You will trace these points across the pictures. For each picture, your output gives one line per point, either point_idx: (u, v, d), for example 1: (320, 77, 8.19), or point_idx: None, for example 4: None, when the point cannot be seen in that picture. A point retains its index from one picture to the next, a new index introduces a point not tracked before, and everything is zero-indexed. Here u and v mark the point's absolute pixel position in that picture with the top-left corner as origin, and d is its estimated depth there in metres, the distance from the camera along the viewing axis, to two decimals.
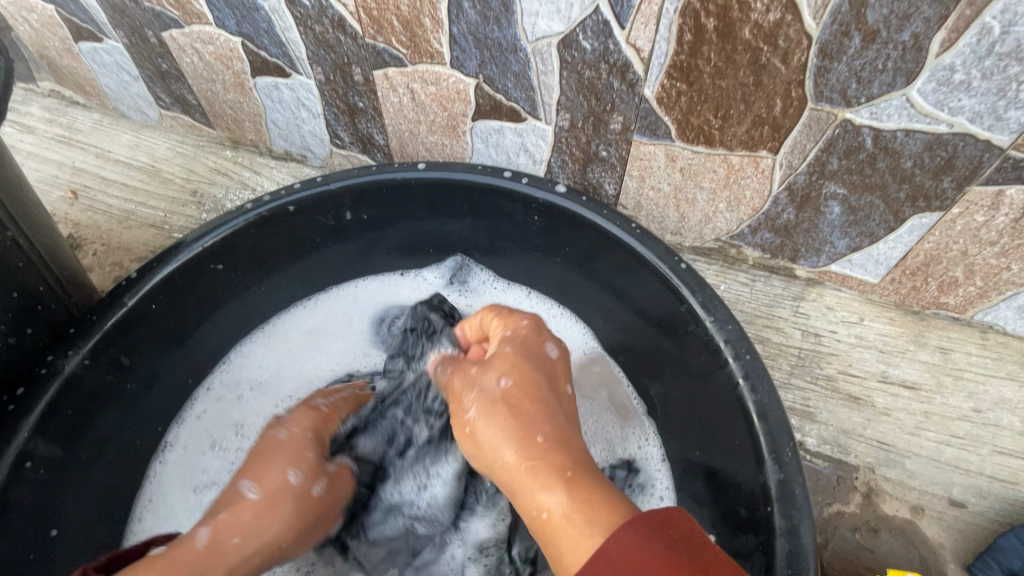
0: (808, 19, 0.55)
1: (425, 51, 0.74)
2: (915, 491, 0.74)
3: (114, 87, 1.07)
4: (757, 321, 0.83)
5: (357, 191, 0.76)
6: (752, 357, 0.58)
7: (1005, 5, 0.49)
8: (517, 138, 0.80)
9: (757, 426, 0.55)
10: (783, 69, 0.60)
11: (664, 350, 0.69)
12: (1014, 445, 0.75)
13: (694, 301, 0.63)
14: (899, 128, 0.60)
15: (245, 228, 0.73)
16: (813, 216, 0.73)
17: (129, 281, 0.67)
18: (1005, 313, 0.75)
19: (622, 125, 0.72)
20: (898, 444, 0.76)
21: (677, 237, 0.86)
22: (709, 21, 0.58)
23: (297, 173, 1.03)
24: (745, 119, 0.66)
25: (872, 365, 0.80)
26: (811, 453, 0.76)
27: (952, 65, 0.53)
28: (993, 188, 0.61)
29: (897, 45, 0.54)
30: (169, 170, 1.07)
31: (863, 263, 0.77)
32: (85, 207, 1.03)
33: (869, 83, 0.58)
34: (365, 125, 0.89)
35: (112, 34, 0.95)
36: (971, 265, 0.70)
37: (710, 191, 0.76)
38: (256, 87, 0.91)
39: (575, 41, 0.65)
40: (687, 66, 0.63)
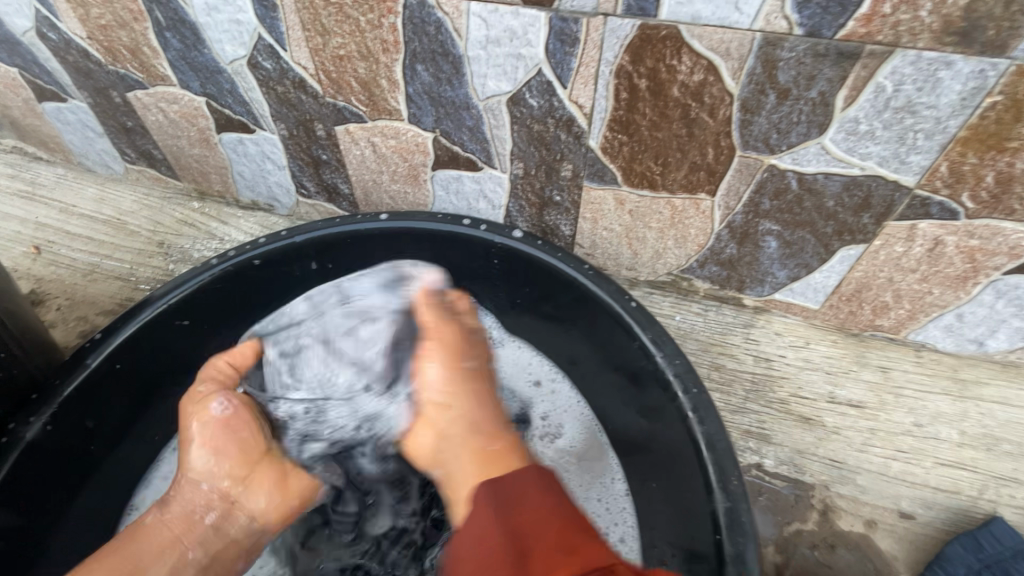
0: (728, 79, 0.61)
1: (383, 108, 0.78)
2: (867, 506, 0.78)
3: (79, 144, 1.08)
4: (711, 349, 0.87)
5: (322, 243, 0.79)
6: (699, 390, 0.61)
7: (893, 68, 0.55)
8: (475, 185, 0.84)
9: (705, 457, 0.58)
10: (711, 121, 0.65)
11: (622, 386, 0.73)
12: (954, 456, 0.79)
13: (645, 337, 0.66)
14: (819, 171, 0.66)
15: (210, 283, 0.75)
16: (753, 251, 0.79)
17: (93, 342, 0.67)
18: (934, 332, 0.81)
19: (572, 172, 0.77)
20: (849, 461, 0.80)
21: (632, 272, 0.90)
22: (641, 81, 0.64)
23: (265, 222, 1.05)
24: (683, 165, 0.71)
25: (819, 386, 0.85)
26: (769, 474, 0.80)
27: (857, 117, 0.60)
28: (906, 223, 0.68)
29: (807, 101, 0.60)
30: (135, 223, 1.08)
31: (803, 291, 0.83)
32: (48, 262, 1.03)
33: (788, 133, 0.63)
34: (329, 175, 0.92)
35: (76, 95, 0.97)
36: (897, 290, 0.76)
37: (658, 230, 0.81)
38: (221, 142, 0.94)
39: (523, 99, 0.70)
40: (626, 120, 0.68)
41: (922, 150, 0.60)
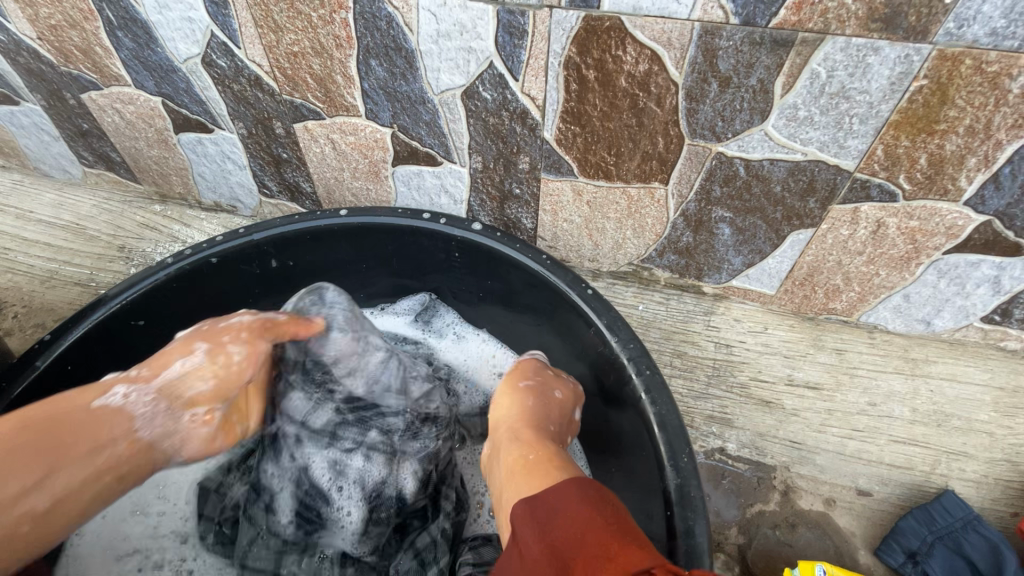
0: (671, 68, 0.62)
1: (340, 105, 0.78)
2: (826, 484, 0.80)
3: (34, 148, 1.06)
4: (673, 337, 0.89)
5: (281, 240, 0.78)
6: (652, 371, 0.63)
7: (825, 54, 0.57)
8: (436, 180, 0.85)
9: (658, 436, 0.59)
10: (659, 110, 0.67)
11: (583, 372, 0.74)
12: (907, 433, 0.82)
13: (600, 323, 0.68)
14: (764, 158, 0.68)
15: (167, 282, 0.74)
16: (709, 238, 0.81)
17: (43, 344, 0.66)
18: (884, 314, 0.83)
19: (529, 165, 0.78)
20: (808, 441, 0.82)
21: (595, 263, 0.92)
22: (589, 72, 0.65)
23: (228, 224, 1.04)
24: (636, 155, 0.72)
25: (778, 370, 0.87)
26: (732, 457, 0.81)
27: (796, 103, 0.62)
28: (849, 207, 0.70)
29: (748, 89, 0.62)
30: (95, 228, 1.06)
31: (758, 277, 0.85)
32: (4, 269, 1.01)
33: (732, 120, 0.65)
34: (291, 174, 0.92)
35: (29, 98, 0.95)
36: (847, 273, 0.79)
37: (617, 220, 0.82)
38: (180, 143, 0.93)
39: (476, 92, 0.71)
40: (577, 111, 0.69)
41: (859, 135, 0.62)
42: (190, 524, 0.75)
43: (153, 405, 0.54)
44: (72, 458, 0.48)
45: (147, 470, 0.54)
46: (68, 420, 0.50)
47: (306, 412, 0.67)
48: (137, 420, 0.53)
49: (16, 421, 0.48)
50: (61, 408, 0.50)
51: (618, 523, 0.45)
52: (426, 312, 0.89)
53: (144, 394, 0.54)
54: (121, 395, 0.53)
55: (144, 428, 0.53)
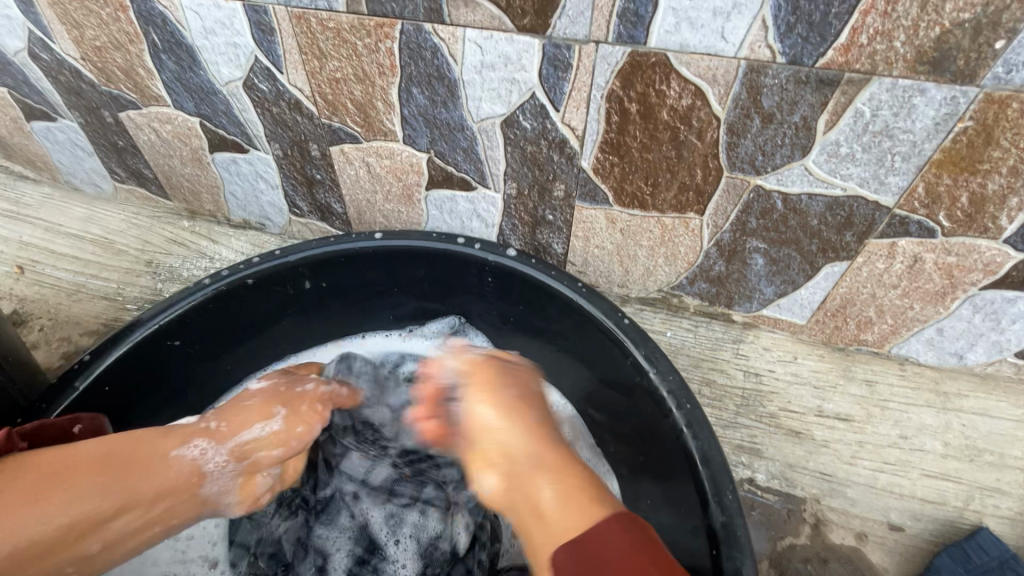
0: (714, 104, 0.63)
1: (379, 129, 0.79)
2: (857, 518, 0.79)
3: (67, 163, 1.07)
4: (702, 364, 0.89)
5: (316, 262, 0.79)
6: (692, 405, 0.62)
7: (870, 94, 0.58)
8: (469, 205, 0.86)
9: (701, 472, 0.59)
10: (699, 143, 0.67)
11: (616, 401, 0.74)
12: (940, 467, 0.81)
13: (638, 354, 0.67)
14: (802, 192, 0.68)
15: (203, 303, 0.75)
16: (742, 268, 0.81)
17: (82, 364, 0.67)
18: (916, 346, 0.83)
19: (564, 193, 0.79)
20: (839, 474, 0.82)
21: (624, 289, 0.92)
22: (631, 105, 0.66)
23: (256, 241, 1.05)
24: (672, 186, 0.73)
25: (808, 400, 0.86)
26: (762, 488, 0.81)
27: (838, 140, 0.62)
28: (886, 241, 0.70)
29: (790, 125, 0.62)
30: (123, 242, 1.07)
31: (790, 306, 0.85)
32: (31, 282, 1.02)
33: (772, 155, 0.66)
34: (323, 195, 0.93)
35: (66, 115, 0.96)
36: (880, 305, 0.79)
37: (649, 248, 0.83)
38: (214, 162, 0.94)
39: (516, 121, 0.72)
40: (617, 142, 0.70)
41: (900, 172, 0.63)
42: (219, 550, 0.76)
43: (220, 465, 0.60)
44: (138, 501, 0.55)
45: (195, 514, 0.61)
46: (143, 458, 0.56)
47: (365, 471, 0.75)
48: (207, 480, 0.59)
49: (92, 455, 0.54)
50: (141, 447, 0.57)
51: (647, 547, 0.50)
52: (457, 334, 0.89)
53: (218, 452, 0.60)
54: (195, 453, 0.59)
55: (207, 480, 0.59)
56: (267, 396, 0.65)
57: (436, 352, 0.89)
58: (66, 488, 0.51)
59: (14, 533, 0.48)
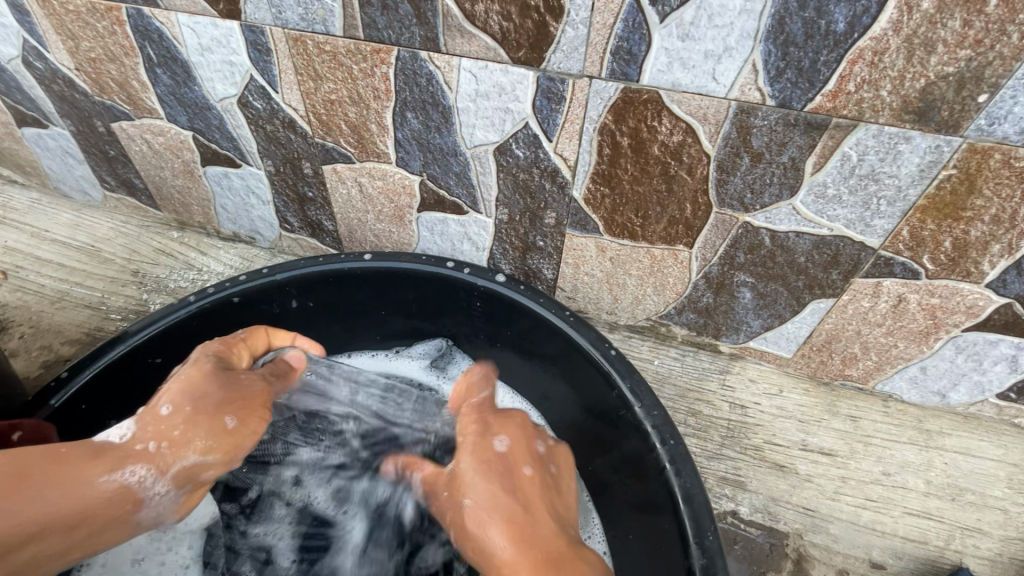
0: (705, 141, 0.64)
1: (372, 151, 0.79)
2: (839, 555, 0.78)
3: (56, 169, 1.06)
4: (688, 394, 0.88)
5: (304, 281, 0.78)
6: (676, 441, 0.62)
7: (857, 139, 0.59)
8: (460, 228, 0.86)
9: (683, 510, 0.59)
10: (689, 179, 0.68)
11: (599, 432, 0.74)
12: (922, 506, 0.81)
13: (624, 386, 0.67)
14: (790, 230, 0.69)
15: (187, 320, 0.74)
16: (729, 300, 0.81)
17: (59, 382, 0.66)
18: (900, 383, 0.84)
19: (555, 220, 0.79)
20: (821, 509, 0.81)
21: (612, 315, 0.92)
22: (623, 139, 0.66)
23: (245, 255, 1.04)
24: (662, 219, 0.73)
25: (793, 434, 0.86)
26: (744, 522, 0.80)
27: (825, 182, 0.63)
28: (872, 280, 0.71)
29: (779, 165, 0.63)
30: (110, 251, 1.05)
31: (776, 340, 0.85)
32: (14, 288, 1.00)
33: (761, 193, 0.66)
34: (314, 212, 0.93)
35: (58, 122, 0.96)
36: (865, 342, 0.79)
37: (638, 277, 0.83)
38: (205, 175, 0.94)
39: (509, 149, 0.72)
40: (608, 173, 0.70)
41: (886, 215, 0.64)
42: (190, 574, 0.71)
43: (156, 491, 0.52)
44: (57, 525, 0.46)
45: (124, 537, 0.53)
46: (65, 477, 0.48)
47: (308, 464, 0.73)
48: (141, 505, 0.51)
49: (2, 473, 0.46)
50: (59, 470, 0.48)
51: None
52: (444, 358, 0.88)
53: (158, 481, 0.51)
54: (122, 483, 0.50)
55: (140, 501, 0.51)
56: (220, 401, 0.55)
57: (421, 374, 0.88)
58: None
59: None
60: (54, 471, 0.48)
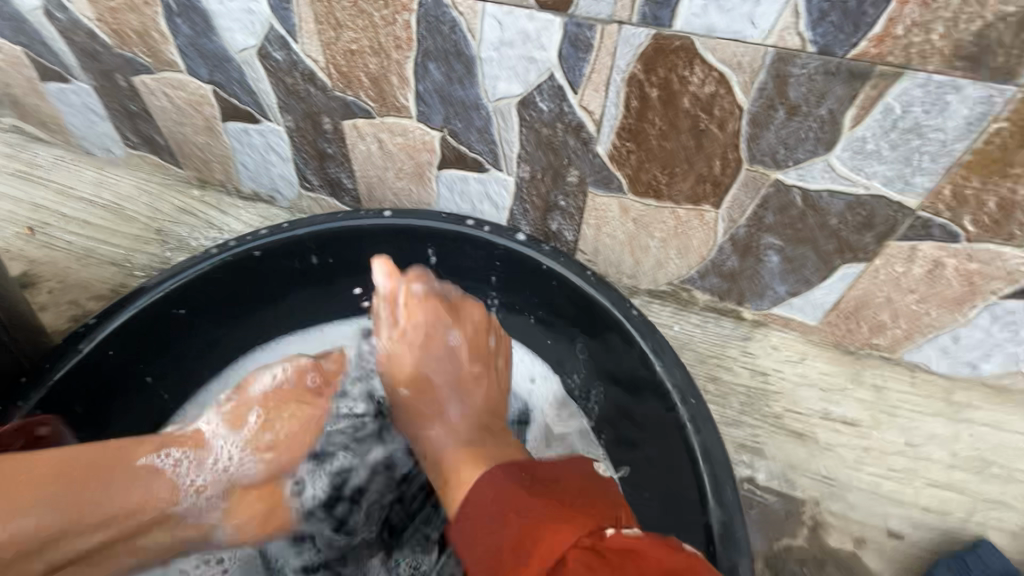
0: (738, 93, 0.61)
1: (392, 105, 0.78)
2: (856, 523, 0.78)
3: (79, 126, 1.06)
4: (708, 360, 0.87)
5: (324, 236, 0.78)
6: (697, 400, 0.62)
7: (902, 89, 0.55)
8: (480, 186, 0.84)
9: (702, 468, 0.59)
10: (720, 134, 0.65)
11: (618, 393, 0.73)
12: (945, 477, 0.80)
13: (645, 345, 0.66)
14: (824, 189, 0.66)
15: (209, 273, 0.75)
16: (755, 264, 0.79)
17: (87, 327, 0.67)
18: (929, 353, 0.81)
19: (578, 178, 0.77)
20: (841, 477, 0.81)
21: (633, 280, 0.90)
22: (652, 90, 0.64)
23: (265, 214, 1.04)
24: (689, 176, 0.71)
25: (814, 403, 0.85)
26: (761, 488, 0.80)
27: (864, 137, 0.60)
28: (908, 243, 0.68)
29: (816, 118, 0.60)
30: (133, 209, 1.06)
31: (802, 306, 0.83)
32: (42, 243, 1.02)
33: (795, 149, 0.64)
34: (333, 169, 0.92)
35: (80, 77, 0.96)
36: (896, 310, 0.77)
37: (661, 240, 0.81)
38: (226, 131, 0.93)
39: (533, 102, 0.70)
40: (635, 128, 0.68)
41: (927, 173, 0.61)
42: None
43: (215, 485, 0.63)
44: (99, 517, 0.53)
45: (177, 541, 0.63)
46: (113, 463, 0.56)
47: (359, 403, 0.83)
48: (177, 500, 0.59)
49: (50, 468, 0.52)
50: (112, 462, 0.56)
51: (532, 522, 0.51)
52: None
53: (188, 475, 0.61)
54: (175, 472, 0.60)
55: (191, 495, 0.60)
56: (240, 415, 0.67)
57: None
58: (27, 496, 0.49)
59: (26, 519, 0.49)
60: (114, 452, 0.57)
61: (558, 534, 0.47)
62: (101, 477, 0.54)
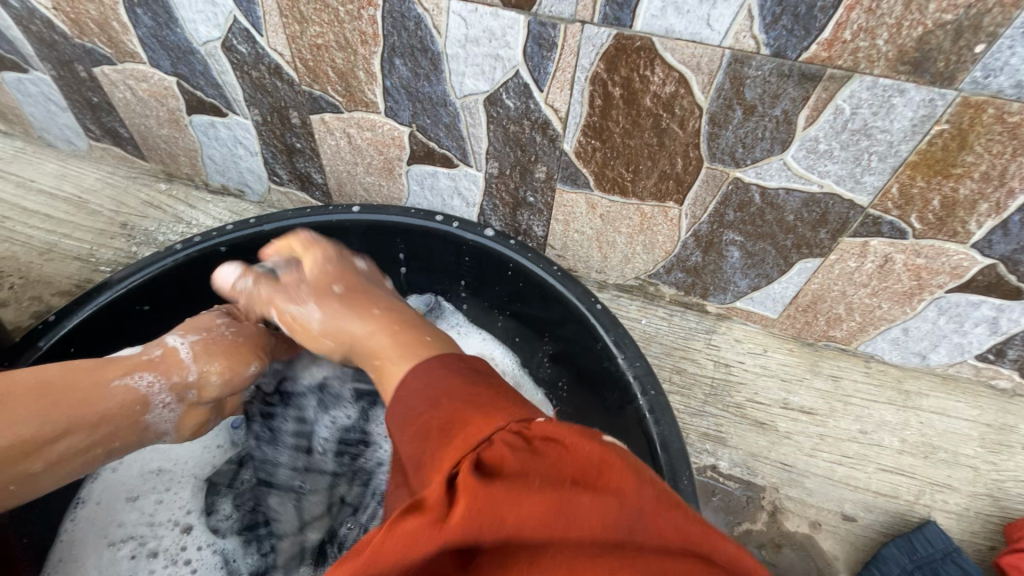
0: (698, 93, 0.63)
1: (360, 100, 0.78)
2: (812, 508, 0.81)
3: (39, 117, 1.03)
4: (674, 353, 0.90)
5: (291, 232, 0.78)
6: (657, 392, 0.64)
7: (851, 92, 0.58)
8: (450, 182, 0.85)
9: (659, 456, 0.60)
10: (681, 132, 0.67)
11: (584, 385, 0.75)
12: (895, 462, 0.83)
13: (608, 339, 0.68)
14: (780, 186, 0.69)
15: (174, 269, 0.74)
16: (718, 259, 0.81)
17: (46, 325, 0.66)
18: (882, 344, 0.85)
19: (545, 174, 0.78)
20: (799, 464, 0.84)
21: (601, 275, 0.92)
22: (615, 89, 0.65)
23: (234, 208, 1.03)
24: (653, 173, 0.73)
25: (774, 393, 0.88)
26: (723, 476, 0.83)
27: (817, 137, 0.62)
28: (859, 240, 0.71)
29: (771, 119, 0.62)
30: (97, 202, 1.04)
31: (763, 300, 0.86)
32: (2, 238, 0.99)
33: (752, 148, 0.66)
34: (303, 164, 0.91)
35: (38, 67, 0.93)
36: (850, 303, 0.80)
37: (627, 235, 0.83)
38: (191, 124, 0.92)
39: (499, 99, 0.71)
40: (599, 126, 0.69)
41: (876, 172, 0.63)
42: (191, 516, 0.77)
43: (175, 400, 0.60)
44: (78, 426, 0.53)
45: (135, 442, 0.60)
46: (84, 382, 0.55)
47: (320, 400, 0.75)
48: (149, 408, 0.58)
49: (34, 383, 0.52)
50: (92, 382, 0.55)
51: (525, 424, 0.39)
52: (433, 312, 0.89)
53: (163, 389, 0.59)
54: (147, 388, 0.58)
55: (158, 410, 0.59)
56: (222, 347, 0.63)
57: None
58: (5, 410, 0.50)
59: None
60: (78, 371, 0.55)
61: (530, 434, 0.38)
62: (74, 394, 0.53)
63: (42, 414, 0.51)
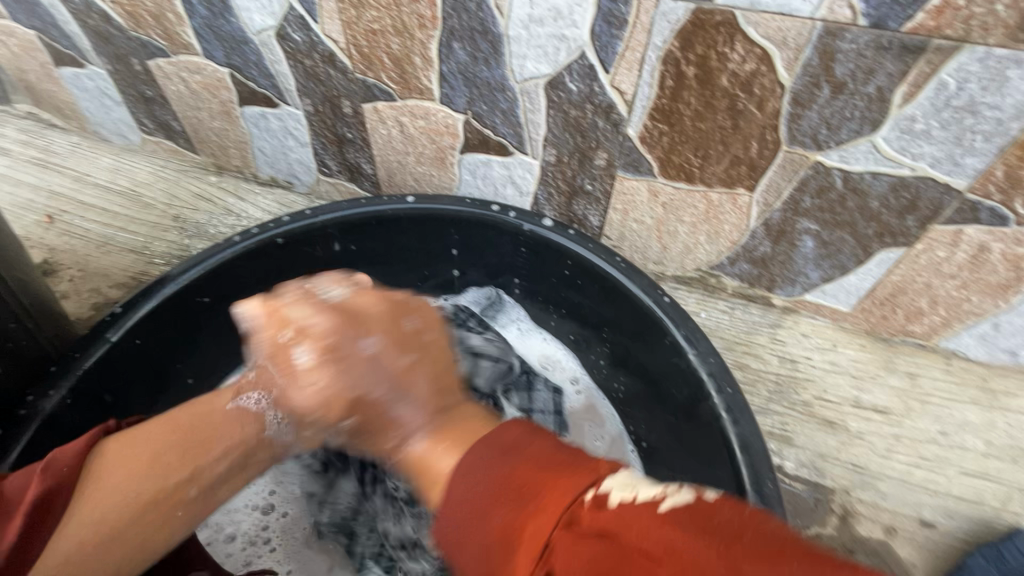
0: (781, 70, 0.58)
1: (415, 87, 0.76)
2: (888, 512, 0.77)
3: (94, 112, 1.05)
4: (736, 348, 0.86)
5: (347, 223, 0.77)
6: (733, 390, 0.60)
7: (959, 64, 0.52)
8: (504, 171, 0.82)
9: (739, 458, 0.58)
10: (759, 114, 0.63)
11: (648, 383, 0.73)
12: (979, 466, 0.78)
13: (678, 334, 0.65)
14: (866, 170, 0.64)
15: (233, 260, 0.74)
16: (789, 250, 0.77)
17: (113, 317, 0.67)
18: (967, 340, 0.79)
19: (606, 161, 0.75)
20: (872, 466, 0.79)
21: (659, 266, 0.88)
22: (689, 68, 0.61)
23: (283, 200, 1.03)
24: (723, 158, 0.69)
25: (845, 390, 0.83)
26: (790, 476, 0.79)
27: (914, 115, 0.57)
28: (952, 228, 0.66)
29: (863, 96, 0.57)
30: (151, 196, 1.05)
31: (835, 293, 0.81)
32: (61, 231, 1.01)
33: (838, 129, 0.61)
34: (353, 154, 0.90)
35: (95, 61, 0.94)
36: (934, 296, 0.75)
37: (690, 225, 0.79)
38: (242, 116, 0.92)
39: (562, 82, 0.68)
40: (669, 109, 0.66)
41: (979, 153, 0.58)
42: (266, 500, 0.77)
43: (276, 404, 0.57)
44: (202, 463, 0.51)
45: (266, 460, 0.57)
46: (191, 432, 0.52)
47: None
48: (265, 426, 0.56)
49: (139, 443, 0.49)
50: (202, 413, 0.54)
51: (511, 477, 0.39)
52: (492, 308, 0.87)
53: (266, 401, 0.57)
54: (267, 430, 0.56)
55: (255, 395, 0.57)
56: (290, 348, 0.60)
57: None
58: (115, 476, 0.47)
59: (121, 492, 0.46)
60: (174, 421, 0.52)
61: (547, 506, 0.37)
62: (182, 436, 0.51)
63: (160, 465, 0.49)
